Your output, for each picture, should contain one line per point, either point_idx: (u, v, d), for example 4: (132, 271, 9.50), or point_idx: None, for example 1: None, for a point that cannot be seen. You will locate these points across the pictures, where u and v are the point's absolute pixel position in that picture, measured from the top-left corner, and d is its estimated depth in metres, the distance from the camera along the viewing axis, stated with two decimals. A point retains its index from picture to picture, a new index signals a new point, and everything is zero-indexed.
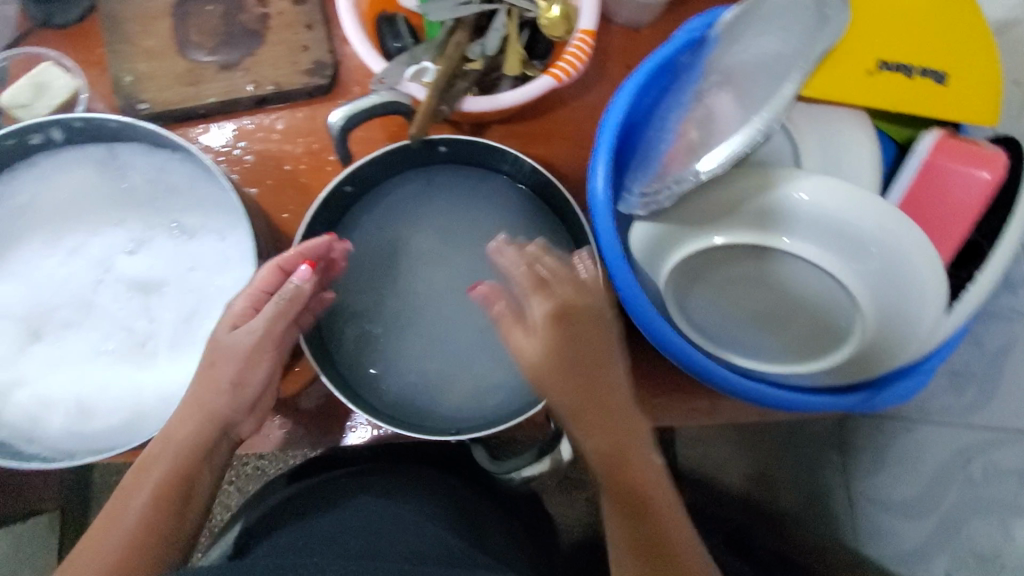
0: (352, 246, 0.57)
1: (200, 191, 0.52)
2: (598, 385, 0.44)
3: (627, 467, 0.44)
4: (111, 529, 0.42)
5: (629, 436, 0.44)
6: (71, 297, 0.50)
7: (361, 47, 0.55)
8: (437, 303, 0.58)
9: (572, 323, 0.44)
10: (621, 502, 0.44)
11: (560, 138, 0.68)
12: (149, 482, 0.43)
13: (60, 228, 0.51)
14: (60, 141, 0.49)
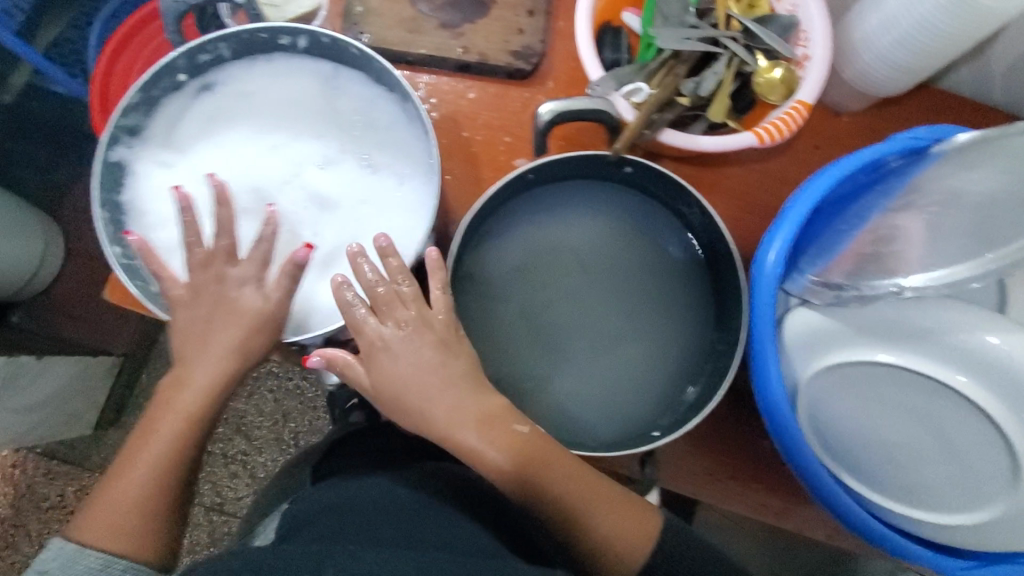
0: (501, 227, 0.56)
1: (398, 134, 0.55)
2: (453, 393, 0.46)
3: (525, 462, 0.46)
4: (126, 482, 0.47)
5: (499, 426, 0.46)
6: (256, 187, 0.53)
7: (587, 51, 0.56)
8: (556, 310, 0.56)
9: (416, 329, 0.47)
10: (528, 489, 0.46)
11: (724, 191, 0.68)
12: (160, 439, 0.47)
13: (268, 124, 0.54)
14: (300, 49, 0.53)
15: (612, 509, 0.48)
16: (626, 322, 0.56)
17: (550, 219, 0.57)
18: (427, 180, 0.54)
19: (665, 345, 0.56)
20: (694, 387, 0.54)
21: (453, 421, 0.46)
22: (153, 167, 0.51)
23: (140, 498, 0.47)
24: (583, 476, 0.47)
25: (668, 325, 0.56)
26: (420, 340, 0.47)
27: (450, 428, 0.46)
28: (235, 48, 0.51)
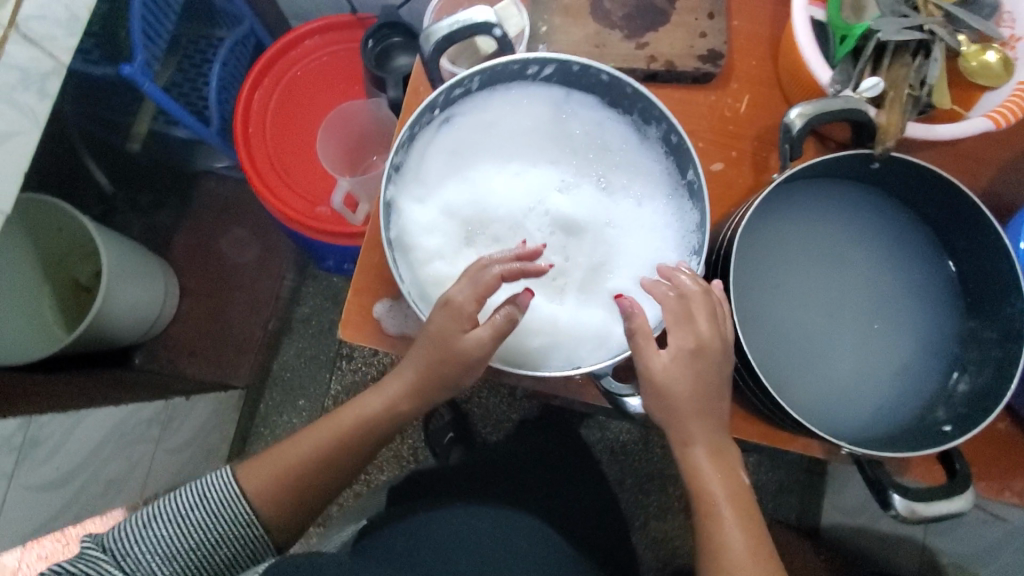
0: (747, 230, 0.54)
1: (629, 155, 0.57)
2: (711, 412, 0.48)
3: (743, 503, 0.48)
4: (296, 457, 0.54)
5: (727, 464, 0.49)
6: (506, 215, 0.54)
7: (810, 55, 0.58)
8: (815, 315, 0.55)
9: (699, 351, 0.47)
10: (753, 542, 0.47)
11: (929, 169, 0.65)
12: (340, 427, 0.55)
13: (508, 154, 0.56)
14: (540, 77, 0.54)
15: None
16: (879, 323, 0.55)
17: (807, 216, 0.55)
18: (669, 199, 0.56)
19: (920, 344, 0.55)
20: (963, 381, 0.53)
21: (691, 432, 0.48)
22: (411, 202, 0.53)
23: (303, 466, 0.54)
24: (764, 551, 0.47)
25: (920, 325, 0.56)
26: (701, 360, 0.47)
27: (685, 439, 0.48)
28: (484, 79, 0.53)
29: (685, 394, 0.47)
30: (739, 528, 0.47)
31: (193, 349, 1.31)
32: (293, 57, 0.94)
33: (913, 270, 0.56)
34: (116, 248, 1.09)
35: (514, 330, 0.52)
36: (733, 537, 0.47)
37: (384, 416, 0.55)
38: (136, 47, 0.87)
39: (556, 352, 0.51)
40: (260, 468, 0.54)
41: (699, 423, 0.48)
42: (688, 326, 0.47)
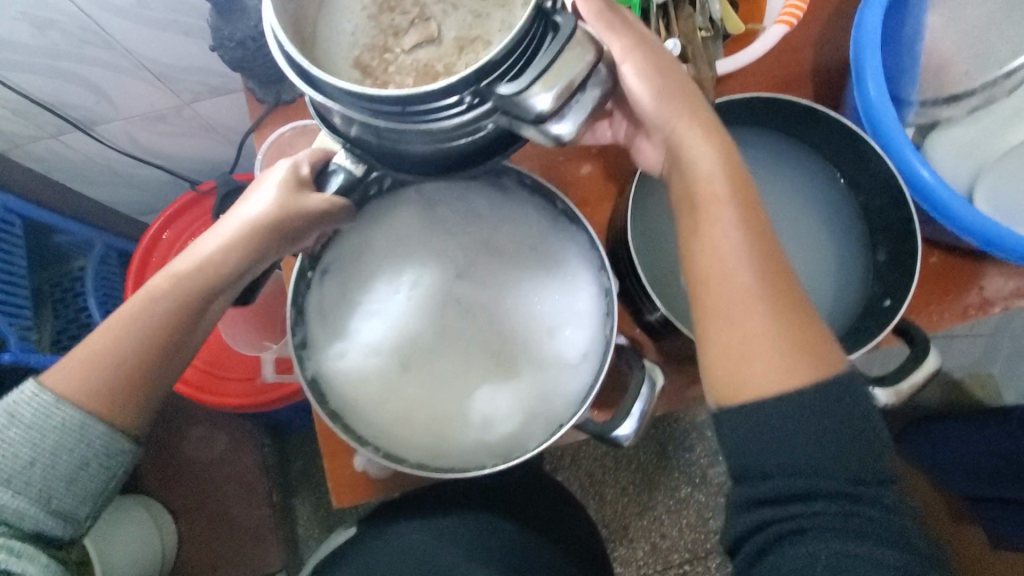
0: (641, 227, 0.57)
1: (500, 210, 0.57)
2: (697, 111, 0.47)
3: (751, 216, 0.44)
4: (126, 321, 0.46)
5: (723, 153, 0.46)
6: (425, 326, 0.55)
7: None
8: None
9: (686, 99, 0.47)
10: (753, 258, 0.43)
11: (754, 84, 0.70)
12: (143, 312, 0.46)
13: (395, 269, 0.56)
14: (385, 191, 0.55)
15: (782, 337, 0.42)
16: (785, 239, 0.60)
17: None
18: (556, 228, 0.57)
19: (828, 237, 0.60)
20: (880, 252, 0.59)
21: (712, 190, 0.45)
22: (332, 363, 0.52)
23: (113, 351, 0.45)
24: (765, 260, 0.43)
25: (818, 222, 0.61)
26: (687, 107, 0.47)
27: (709, 198, 0.45)
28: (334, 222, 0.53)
29: (667, 75, 0.48)
30: (736, 222, 0.44)
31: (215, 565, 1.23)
32: (157, 260, 0.90)
33: (790, 177, 0.61)
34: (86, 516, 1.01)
35: (491, 425, 0.52)
36: (730, 236, 0.44)
37: (165, 322, 0.46)
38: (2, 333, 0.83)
39: (546, 413, 0.52)
40: (77, 373, 0.46)
41: (723, 172, 0.45)
42: (640, 52, 0.48)
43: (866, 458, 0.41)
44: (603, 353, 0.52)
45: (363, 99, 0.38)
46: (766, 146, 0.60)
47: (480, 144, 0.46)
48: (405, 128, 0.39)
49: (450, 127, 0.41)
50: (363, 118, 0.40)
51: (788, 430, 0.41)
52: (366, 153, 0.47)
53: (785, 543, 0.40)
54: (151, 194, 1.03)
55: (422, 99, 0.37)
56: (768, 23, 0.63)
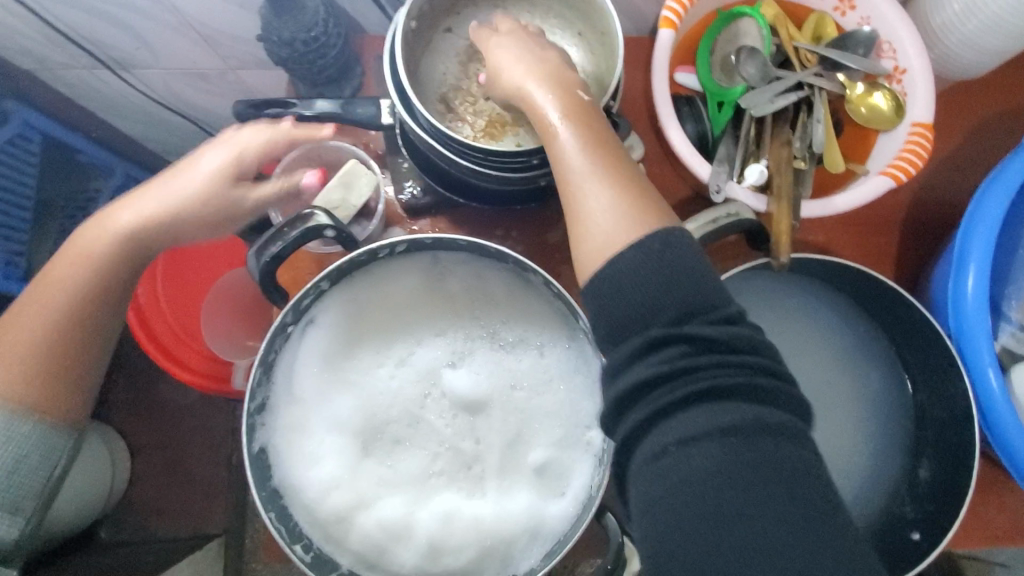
0: None
1: (517, 304, 0.51)
2: (536, 58, 0.45)
3: (582, 115, 0.42)
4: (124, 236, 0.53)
5: (564, 83, 0.43)
6: (399, 412, 0.49)
7: (684, 147, 0.52)
8: None
9: (557, 72, 0.44)
10: (581, 137, 0.41)
11: (841, 225, 0.62)
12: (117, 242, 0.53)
13: (387, 339, 0.50)
14: (399, 252, 0.50)
15: (623, 226, 0.37)
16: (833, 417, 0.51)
17: None
18: (571, 344, 0.50)
19: (884, 423, 0.52)
20: (923, 465, 0.52)
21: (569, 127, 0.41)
22: (290, 431, 0.47)
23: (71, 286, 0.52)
24: (603, 157, 0.40)
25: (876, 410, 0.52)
26: (535, 61, 0.45)
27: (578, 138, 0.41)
28: (333, 275, 0.48)
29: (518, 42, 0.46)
30: (571, 129, 0.41)
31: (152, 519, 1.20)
32: None
33: (852, 343, 0.52)
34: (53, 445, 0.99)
35: (439, 550, 0.46)
36: (564, 144, 0.41)
37: (142, 225, 0.53)
38: None
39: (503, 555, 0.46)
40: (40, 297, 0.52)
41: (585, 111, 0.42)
42: (514, 46, 0.46)
43: (697, 304, 0.35)
44: (582, 502, 0.47)
45: (451, 141, 0.48)
46: (824, 302, 0.53)
47: (530, 195, 0.55)
48: (485, 170, 0.50)
49: (516, 179, 0.50)
50: (444, 151, 0.50)
51: (631, 299, 0.36)
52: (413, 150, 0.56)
53: (662, 452, 0.33)
54: (182, 140, 0.99)
55: (501, 157, 0.47)
56: (876, 167, 0.56)
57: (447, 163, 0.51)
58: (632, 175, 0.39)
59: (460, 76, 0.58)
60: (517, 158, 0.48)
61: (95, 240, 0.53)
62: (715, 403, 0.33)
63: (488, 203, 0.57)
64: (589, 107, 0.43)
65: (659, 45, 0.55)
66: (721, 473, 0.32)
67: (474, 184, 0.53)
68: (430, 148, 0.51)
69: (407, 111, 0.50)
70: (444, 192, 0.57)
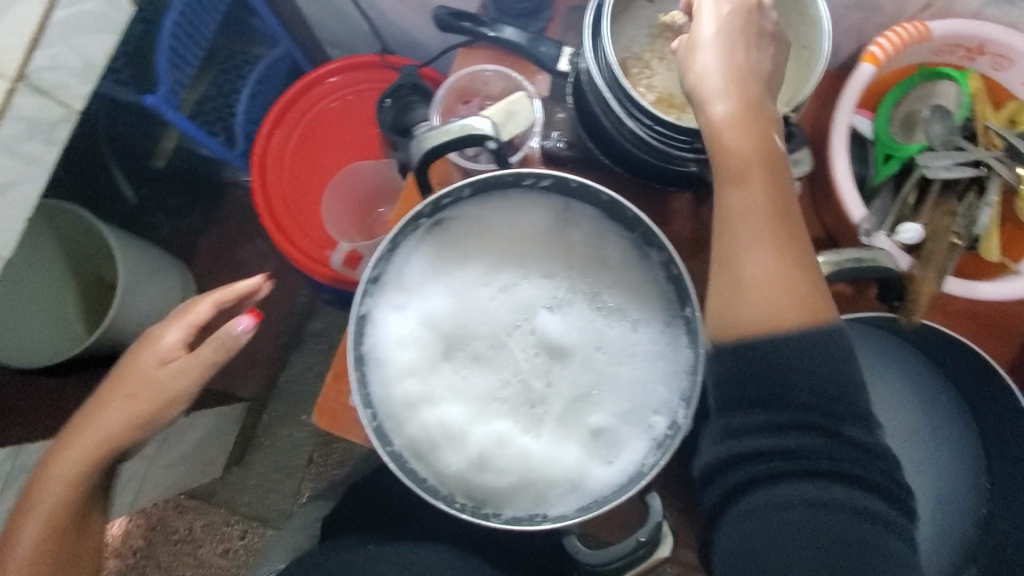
0: None
1: (628, 274, 0.52)
2: (740, 56, 0.40)
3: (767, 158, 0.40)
4: (108, 440, 0.59)
5: (760, 117, 0.40)
6: (487, 332, 0.51)
7: (844, 184, 0.52)
8: None
9: (740, 76, 0.40)
10: (759, 206, 0.40)
11: (966, 320, 0.59)
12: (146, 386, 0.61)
13: (498, 264, 0.52)
14: (537, 187, 0.51)
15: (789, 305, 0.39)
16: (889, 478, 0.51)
17: None
18: (666, 328, 0.51)
19: (938, 506, 0.52)
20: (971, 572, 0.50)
21: (737, 145, 0.40)
22: (389, 311, 0.50)
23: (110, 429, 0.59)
24: (775, 224, 0.40)
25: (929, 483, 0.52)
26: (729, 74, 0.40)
27: (741, 162, 0.40)
28: (475, 186, 0.50)
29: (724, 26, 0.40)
30: (750, 190, 0.40)
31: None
32: (317, 96, 0.90)
33: (930, 418, 0.52)
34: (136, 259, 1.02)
35: (484, 466, 0.48)
36: (740, 200, 0.40)
37: (149, 386, 0.61)
38: (163, 76, 0.87)
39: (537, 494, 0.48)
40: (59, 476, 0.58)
41: (767, 138, 0.40)
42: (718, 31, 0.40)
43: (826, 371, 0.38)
44: (630, 474, 0.48)
45: (626, 99, 0.49)
46: (915, 366, 0.53)
47: (670, 178, 0.55)
48: (644, 137, 0.50)
49: (668, 156, 0.51)
50: (612, 105, 0.50)
51: (767, 361, 0.39)
52: (578, 99, 0.57)
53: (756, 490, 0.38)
54: (347, 31, 1.04)
55: (666, 127, 0.48)
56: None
57: (611, 124, 0.53)
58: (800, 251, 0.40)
59: (645, 49, 0.59)
60: (681, 135, 0.48)
61: (139, 384, 0.61)
62: (820, 469, 0.37)
63: (634, 173, 0.57)
64: (777, 149, 0.40)
65: (853, 78, 0.53)
66: (817, 519, 0.36)
67: (629, 152, 0.54)
68: (598, 100, 0.52)
69: (592, 56, 0.50)
70: (597, 151, 0.58)
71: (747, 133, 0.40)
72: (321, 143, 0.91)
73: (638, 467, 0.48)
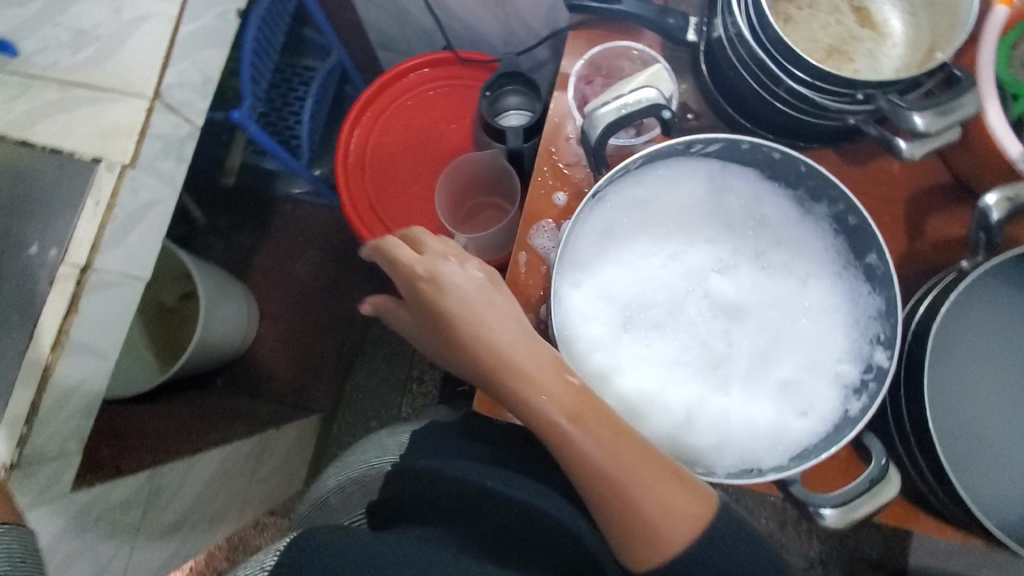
0: (951, 331, 0.49)
1: (790, 230, 0.53)
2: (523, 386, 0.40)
3: (576, 414, 0.39)
4: None
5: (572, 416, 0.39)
6: (662, 299, 0.52)
7: (1000, 124, 0.52)
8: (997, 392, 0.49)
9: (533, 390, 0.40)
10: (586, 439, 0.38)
11: None
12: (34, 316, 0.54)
13: (662, 233, 0.53)
14: (697, 152, 0.52)
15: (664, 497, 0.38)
16: None
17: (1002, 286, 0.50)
18: (838, 277, 0.52)
19: None
20: None
21: (539, 405, 0.39)
22: (568, 288, 0.51)
23: None
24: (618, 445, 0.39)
25: None
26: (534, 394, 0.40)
27: (538, 418, 0.40)
28: (645, 157, 0.51)
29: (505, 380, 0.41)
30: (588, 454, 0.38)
31: (268, 382, 1.20)
32: (394, 96, 0.90)
33: None
34: (212, 279, 1.02)
35: (687, 427, 0.49)
36: (592, 455, 0.38)
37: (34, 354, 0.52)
38: (244, 91, 0.86)
39: (739, 449, 0.49)
40: None
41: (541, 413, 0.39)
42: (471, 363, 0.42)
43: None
44: (830, 423, 0.48)
45: (788, 59, 0.50)
46: None
47: (818, 132, 0.56)
48: (805, 94, 0.51)
49: (827, 110, 0.52)
50: (768, 67, 0.52)
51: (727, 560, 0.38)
52: (712, 68, 0.58)
53: None
54: (404, 34, 1.04)
55: (830, 82, 0.49)
56: None
57: (762, 88, 0.54)
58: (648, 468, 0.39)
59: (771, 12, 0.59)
60: (843, 89, 0.50)
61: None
62: None
63: (777, 134, 0.58)
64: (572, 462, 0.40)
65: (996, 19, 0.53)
66: None
67: (776, 112, 0.55)
68: (750, 65, 0.53)
69: (744, 22, 0.52)
70: (737, 116, 0.59)
71: (458, 301, 0.42)
72: (401, 142, 0.91)
73: (832, 416, 0.49)
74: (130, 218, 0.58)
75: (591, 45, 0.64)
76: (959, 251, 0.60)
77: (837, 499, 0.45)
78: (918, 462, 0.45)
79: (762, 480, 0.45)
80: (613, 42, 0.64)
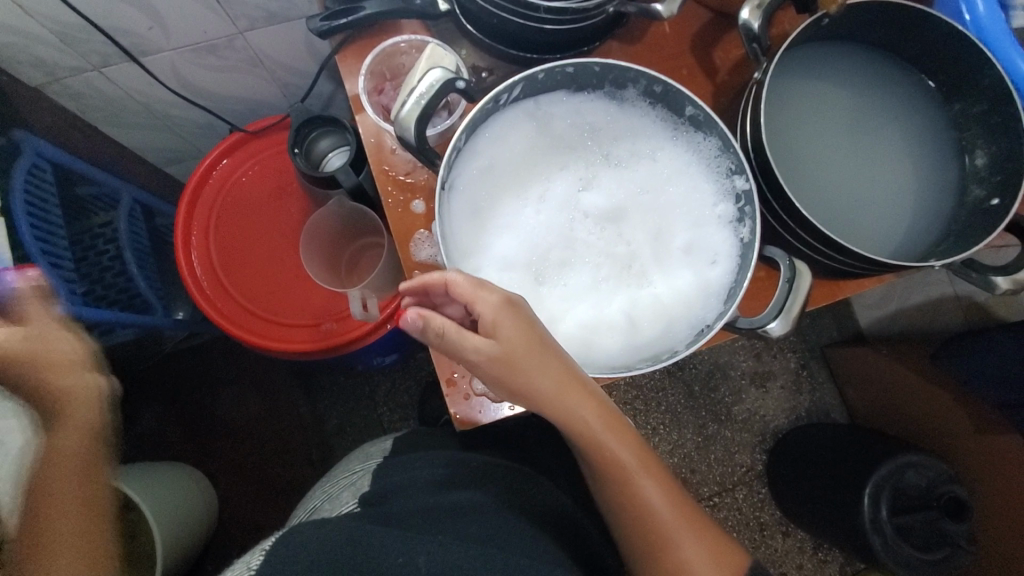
0: (774, 132, 0.57)
1: (619, 122, 0.57)
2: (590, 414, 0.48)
3: (637, 450, 0.48)
4: None
5: (633, 447, 0.48)
6: (556, 239, 0.54)
7: None
8: (831, 163, 0.58)
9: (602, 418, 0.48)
10: (642, 471, 0.48)
11: None
12: None
13: (521, 184, 0.55)
14: (506, 102, 0.54)
15: (697, 532, 0.48)
16: (876, 143, 0.59)
17: (787, 84, 0.58)
18: (676, 138, 0.56)
19: (923, 140, 0.59)
20: (976, 157, 0.57)
21: (610, 447, 0.47)
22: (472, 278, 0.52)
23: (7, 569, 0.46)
24: (663, 480, 0.49)
25: (906, 129, 0.60)
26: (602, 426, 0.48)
27: (606, 459, 0.47)
28: (466, 133, 0.52)
29: (571, 412, 0.47)
30: (642, 484, 0.48)
31: (258, 533, 1.10)
32: (208, 201, 0.85)
33: (879, 82, 0.60)
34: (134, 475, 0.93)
35: (635, 329, 0.53)
36: (649, 490, 0.48)
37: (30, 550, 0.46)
38: (52, 282, 0.78)
39: (684, 318, 0.53)
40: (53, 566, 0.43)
41: (614, 456, 0.47)
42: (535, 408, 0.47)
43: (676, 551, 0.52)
44: (736, 256, 0.54)
45: None
46: (863, 55, 0.60)
47: (589, 29, 0.60)
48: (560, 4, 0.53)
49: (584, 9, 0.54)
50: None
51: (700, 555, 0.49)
52: (474, 23, 0.60)
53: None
54: (184, 138, 0.97)
55: None
56: None
57: (524, 18, 0.56)
58: (682, 496, 0.49)
59: None
60: None
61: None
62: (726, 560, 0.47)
63: (562, 51, 0.62)
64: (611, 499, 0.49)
65: None
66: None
67: (548, 32, 0.58)
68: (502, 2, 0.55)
69: None
70: (523, 53, 0.62)
71: (533, 347, 0.46)
72: (244, 239, 0.86)
73: (734, 249, 0.54)
74: (13, 474, 0.55)
75: (363, 58, 0.64)
76: (750, 64, 0.67)
77: (777, 308, 0.50)
78: (808, 240, 0.51)
79: (713, 333, 0.49)
80: (379, 45, 0.64)
